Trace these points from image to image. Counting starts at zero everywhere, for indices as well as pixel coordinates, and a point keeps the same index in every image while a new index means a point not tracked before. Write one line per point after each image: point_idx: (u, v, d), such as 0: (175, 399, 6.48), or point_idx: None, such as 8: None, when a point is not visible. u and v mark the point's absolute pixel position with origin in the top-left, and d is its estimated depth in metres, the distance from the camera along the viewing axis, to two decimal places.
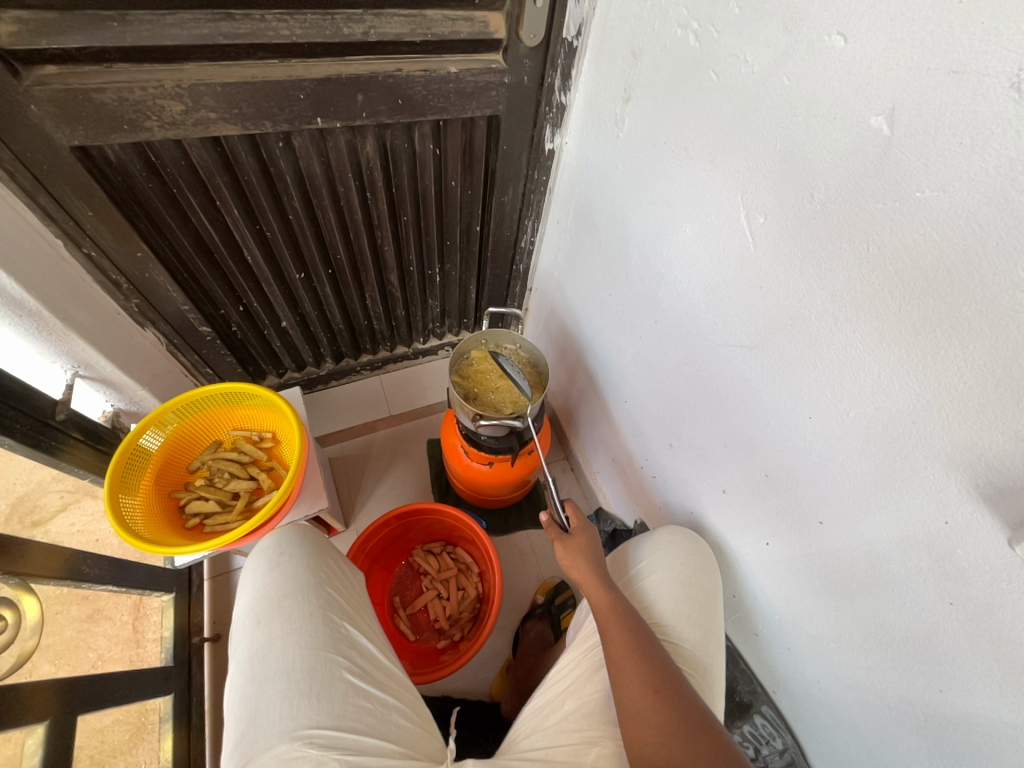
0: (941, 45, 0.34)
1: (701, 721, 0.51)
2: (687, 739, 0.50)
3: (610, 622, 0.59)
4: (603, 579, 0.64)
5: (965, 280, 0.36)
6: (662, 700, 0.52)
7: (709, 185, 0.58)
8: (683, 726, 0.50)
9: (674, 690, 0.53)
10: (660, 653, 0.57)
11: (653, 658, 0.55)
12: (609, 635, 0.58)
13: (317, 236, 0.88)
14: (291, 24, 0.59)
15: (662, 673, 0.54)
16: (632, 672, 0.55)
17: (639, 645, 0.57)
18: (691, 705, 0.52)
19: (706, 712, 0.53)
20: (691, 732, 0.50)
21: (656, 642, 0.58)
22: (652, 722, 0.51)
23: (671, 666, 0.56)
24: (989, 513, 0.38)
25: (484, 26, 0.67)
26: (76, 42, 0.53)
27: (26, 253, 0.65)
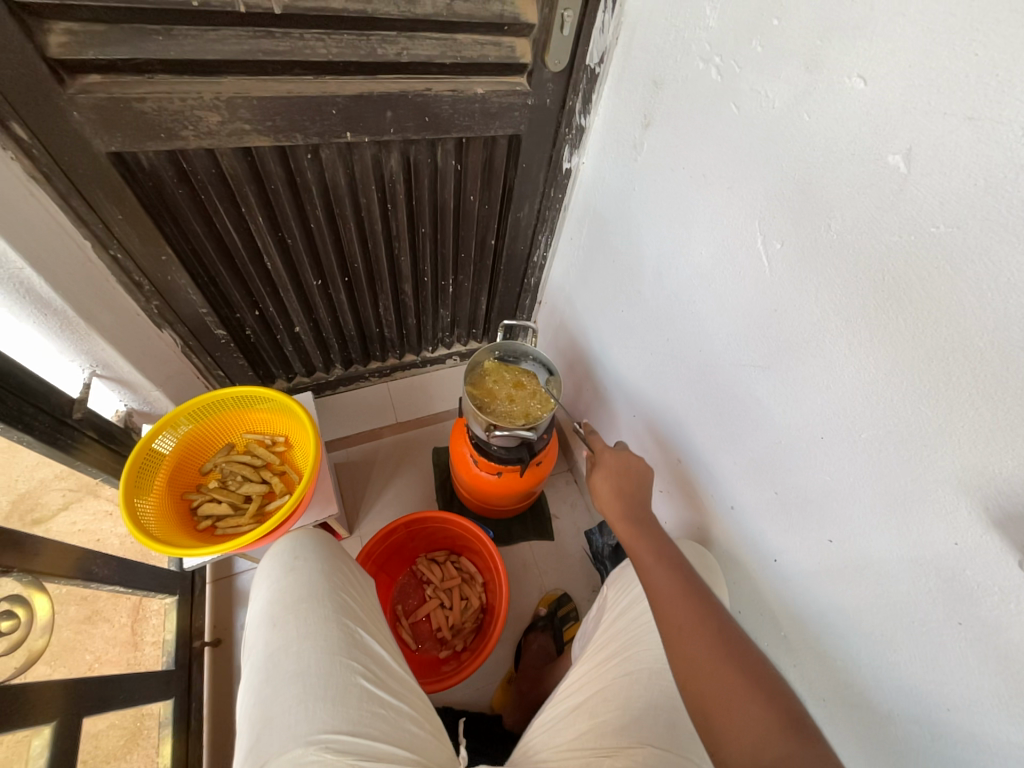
0: (957, 93, 0.36)
1: (731, 652, 0.52)
2: (713, 669, 0.51)
3: (641, 560, 0.64)
4: (638, 527, 0.68)
5: (977, 312, 0.38)
6: (687, 631, 0.54)
7: (726, 211, 0.60)
8: (710, 658, 0.52)
9: (701, 624, 0.55)
10: (692, 590, 0.59)
11: (681, 594, 0.58)
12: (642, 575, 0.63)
13: (336, 246, 0.89)
14: (328, 43, 0.62)
15: (689, 607, 0.57)
16: (660, 605, 0.58)
17: (668, 582, 0.60)
18: (721, 639, 0.53)
19: (745, 648, 0.53)
20: (718, 662, 0.52)
21: (690, 581, 0.60)
22: (679, 653, 0.54)
23: (706, 601, 0.58)
24: (998, 536, 0.40)
25: (511, 51, 0.70)
26: (122, 53, 0.55)
27: (55, 253, 0.66)
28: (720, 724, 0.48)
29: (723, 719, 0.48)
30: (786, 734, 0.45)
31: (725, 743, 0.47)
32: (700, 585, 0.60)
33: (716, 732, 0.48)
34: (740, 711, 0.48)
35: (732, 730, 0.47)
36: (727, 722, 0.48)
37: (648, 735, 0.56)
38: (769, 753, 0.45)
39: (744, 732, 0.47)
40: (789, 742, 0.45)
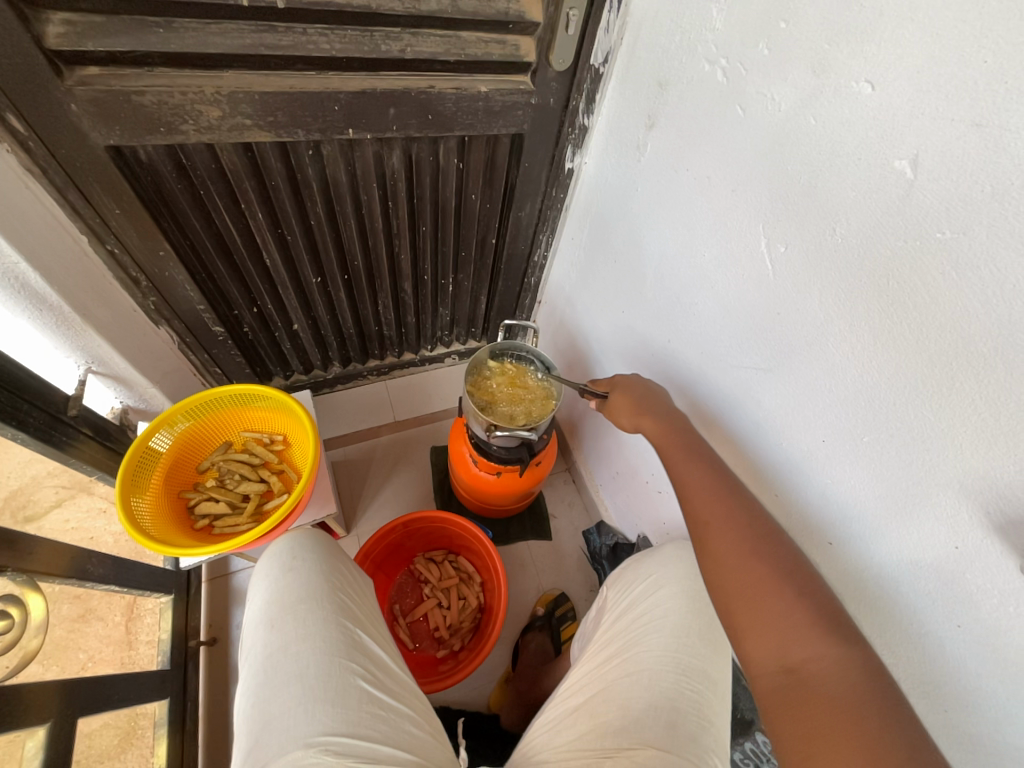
0: (965, 99, 0.36)
1: (763, 551, 0.53)
2: (741, 567, 0.53)
3: (674, 462, 0.64)
4: (670, 427, 0.67)
5: (982, 318, 0.38)
6: (716, 530, 0.56)
7: (729, 213, 0.60)
8: (738, 557, 0.54)
9: (733, 524, 0.56)
10: (726, 491, 0.59)
11: (713, 495, 0.59)
12: (674, 478, 0.64)
13: (336, 243, 0.88)
14: (331, 38, 0.61)
15: (721, 508, 0.58)
16: (692, 507, 0.60)
17: (701, 484, 0.61)
18: (751, 540, 0.54)
19: (779, 546, 0.54)
20: (746, 560, 0.53)
21: (727, 481, 0.60)
22: (706, 549, 0.57)
23: (741, 502, 0.58)
24: (998, 540, 0.40)
25: (515, 49, 0.70)
26: (121, 45, 0.55)
27: (51, 248, 0.65)
28: (741, 609, 0.52)
29: (746, 612, 0.51)
30: (812, 626, 0.48)
31: (747, 633, 0.51)
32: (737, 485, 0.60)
33: (740, 622, 0.52)
34: (766, 607, 0.50)
35: (756, 622, 0.51)
36: (751, 615, 0.51)
37: (650, 734, 0.55)
38: (790, 644, 0.48)
39: (767, 624, 0.50)
40: (815, 634, 0.47)
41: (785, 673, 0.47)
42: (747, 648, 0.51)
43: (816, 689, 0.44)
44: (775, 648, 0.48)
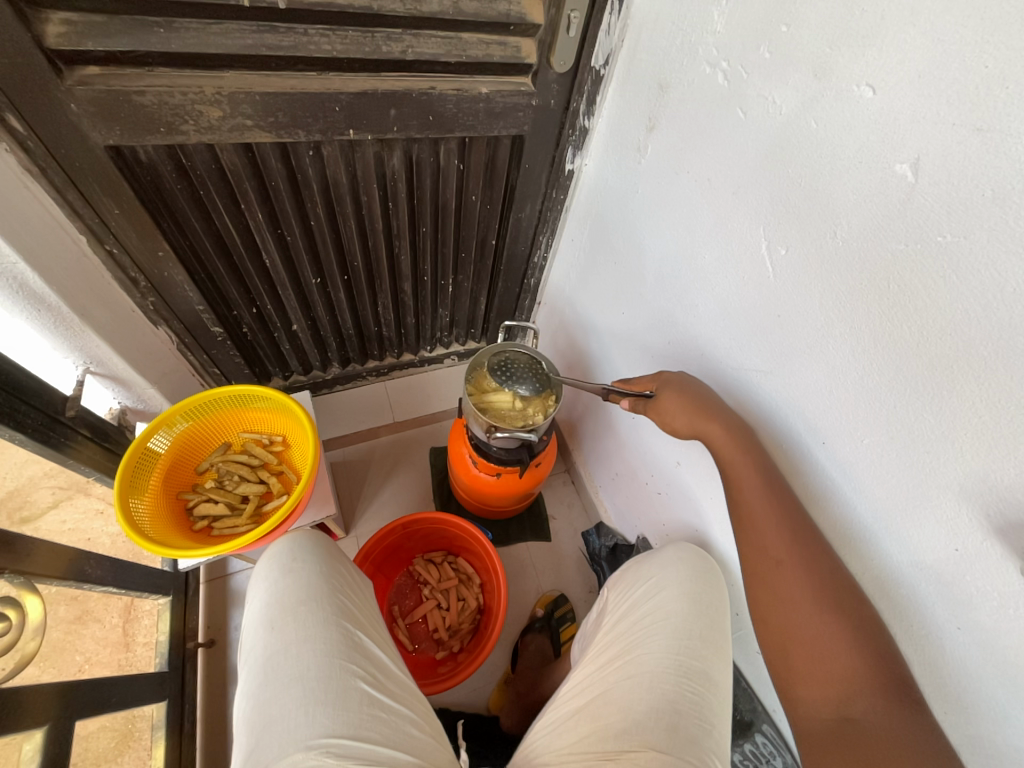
0: (966, 104, 0.36)
1: (834, 599, 0.52)
2: (809, 614, 0.52)
3: (740, 485, 0.59)
4: (738, 442, 0.60)
5: (983, 321, 0.38)
6: (786, 573, 0.54)
7: (729, 216, 0.60)
8: (807, 606, 0.52)
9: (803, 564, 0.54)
10: (798, 526, 0.55)
11: (785, 531, 0.55)
12: (737, 505, 0.59)
13: (336, 243, 0.88)
14: (332, 39, 0.61)
15: (795, 547, 0.54)
16: (758, 543, 0.57)
17: (771, 516, 0.56)
18: (822, 587, 0.52)
19: (850, 594, 0.52)
20: (816, 609, 0.52)
21: (797, 510, 0.56)
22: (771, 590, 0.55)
23: (814, 540, 0.54)
24: (998, 543, 0.40)
25: (516, 51, 0.70)
26: (122, 45, 0.54)
27: (50, 248, 0.64)
28: (801, 658, 0.53)
29: (805, 657, 0.52)
30: (874, 683, 0.48)
31: (804, 676, 0.52)
32: (806, 515, 0.56)
33: (799, 666, 0.53)
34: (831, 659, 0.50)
35: (815, 670, 0.51)
36: (813, 662, 0.52)
37: (651, 737, 0.55)
38: (851, 697, 0.48)
39: (827, 672, 0.50)
40: (876, 691, 0.47)
41: (840, 721, 0.48)
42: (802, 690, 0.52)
43: (872, 744, 0.46)
44: (834, 697, 0.50)
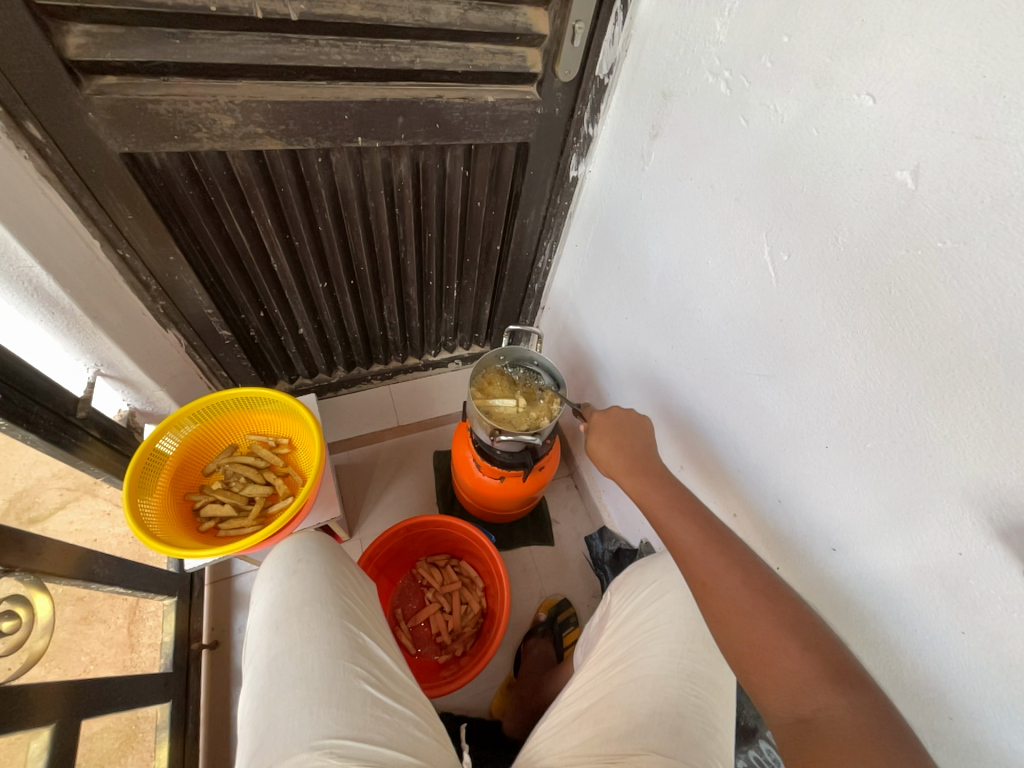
0: (965, 112, 0.37)
1: (762, 601, 0.53)
2: (743, 617, 0.53)
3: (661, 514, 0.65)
4: (652, 482, 0.68)
5: (983, 325, 0.39)
6: (713, 581, 0.56)
7: (732, 222, 0.61)
8: (739, 608, 0.54)
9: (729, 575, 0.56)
10: (716, 542, 0.59)
11: (706, 546, 0.59)
12: (666, 530, 0.63)
13: (343, 248, 0.89)
14: (343, 50, 0.62)
15: (718, 559, 0.58)
16: (687, 561, 0.59)
17: (691, 536, 0.61)
18: (750, 590, 0.54)
19: (776, 597, 0.54)
20: (747, 612, 0.53)
21: (716, 533, 0.60)
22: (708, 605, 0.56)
23: (733, 552, 0.58)
24: (1001, 546, 0.40)
25: (522, 60, 0.71)
26: (139, 55, 0.56)
27: (64, 252, 0.66)
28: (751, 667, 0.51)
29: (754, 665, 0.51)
30: (821, 677, 0.47)
31: (758, 681, 0.50)
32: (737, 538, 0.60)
33: (750, 673, 0.51)
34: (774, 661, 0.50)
35: (764, 672, 0.50)
36: (759, 665, 0.51)
37: (654, 740, 0.55)
38: (802, 695, 0.47)
39: (776, 671, 0.49)
40: (822, 684, 0.47)
41: (799, 724, 0.46)
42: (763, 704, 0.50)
43: (830, 739, 0.43)
44: (788, 698, 0.48)
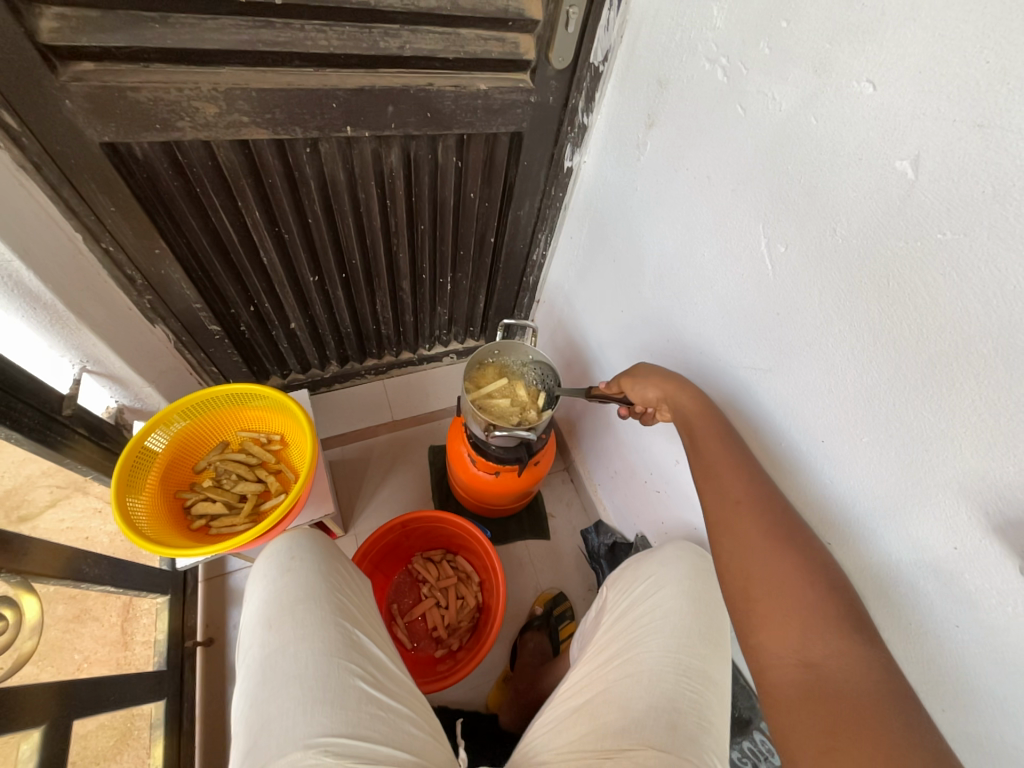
0: (967, 99, 0.36)
1: (788, 538, 0.53)
2: (765, 553, 0.53)
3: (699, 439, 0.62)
4: (691, 408, 0.65)
5: (982, 318, 0.38)
6: (744, 512, 0.55)
7: (729, 213, 0.60)
8: (765, 544, 0.53)
9: (761, 513, 0.55)
10: (748, 473, 0.58)
11: (742, 476, 0.57)
12: (699, 459, 0.62)
13: (333, 240, 0.87)
14: (329, 35, 0.60)
15: (751, 491, 0.57)
16: (719, 494, 0.58)
17: (726, 466, 0.59)
18: (777, 533, 0.53)
19: (802, 535, 0.53)
20: (772, 548, 0.52)
21: (750, 462, 0.59)
22: (734, 542, 0.55)
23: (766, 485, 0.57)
24: (997, 540, 0.40)
25: (515, 47, 0.69)
26: (117, 40, 0.54)
27: (45, 245, 0.64)
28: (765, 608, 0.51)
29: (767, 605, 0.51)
30: (833, 627, 0.47)
31: (766, 623, 0.50)
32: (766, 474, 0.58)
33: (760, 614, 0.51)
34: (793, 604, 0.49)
35: (777, 614, 0.50)
36: (770, 608, 0.50)
37: (651, 736, 0.55)
38: (811, 641, 0.47)
39: (789, 613, 0.49)
40: (835, 632, 0.47)
41: (803, 669, 0.47)
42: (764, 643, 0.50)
43: (835, 690, 0.44)
44: (794, 643, 0.48)
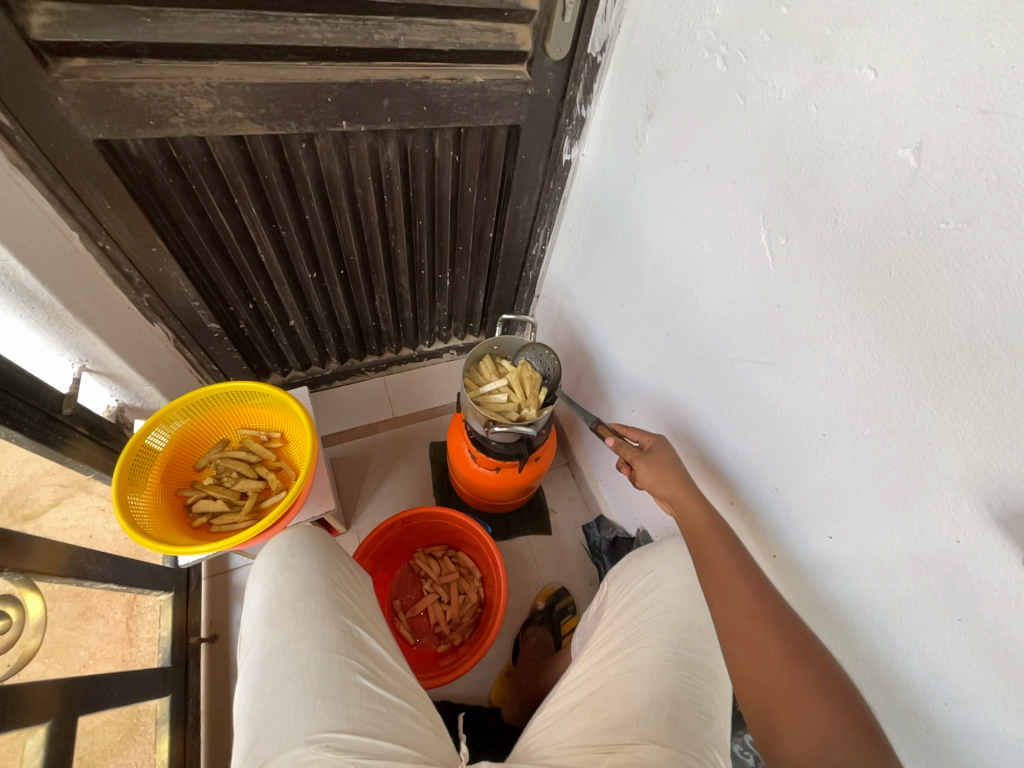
0: (971, 85, 0.35)
1: (801, 652, 0.53)
2: (778, 659, 0.53)
3: (704, 542, 0.63)
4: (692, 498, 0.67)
5: (986, 309, 0.37)
6: (757, 622, 0.56)
7: (729, 205, 0.59)
8: (780, 653, 0.53)
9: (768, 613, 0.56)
10: (756, 583, 0.59)
11: (752, 587, 0.58)
12: (705, 561, 0.62)
13: (331, 237, 0.87)
14: (323, 27, 0.60)
15: (762, 601, 0.57)
16: (726, 589, 0.59)
17: (731, 571, 0.60)
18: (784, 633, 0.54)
19: (810, 642, 0.54)
20: (788, 658, 0.53)
21: (756, 570, 0.60)
22: (745, 640, 0.55)
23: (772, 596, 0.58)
24: (1000, 534, 0.40)
25: (511, 38, 0.69)
26: (108, 36, 0.54)
27: (42, 245, 0.64)
28: (781, 710, 0.51)
29: (782, 708, 0.51)
30: (849, 735, 0.47)
31: (786, 734, 0.49)
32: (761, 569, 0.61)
33: (779, 719, 0.51)
34: (808, 708, 0.49)
35: (795, 719, 0.50)
36: (791, 715, 0.50)
37: (651, 730, 0.55)
38: (829, 750, 0.47)
39: (806, 722, 0.49)
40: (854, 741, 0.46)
41: None
42: (784, 752, 0.49)
43: None
44: (812, 751, 0.47)
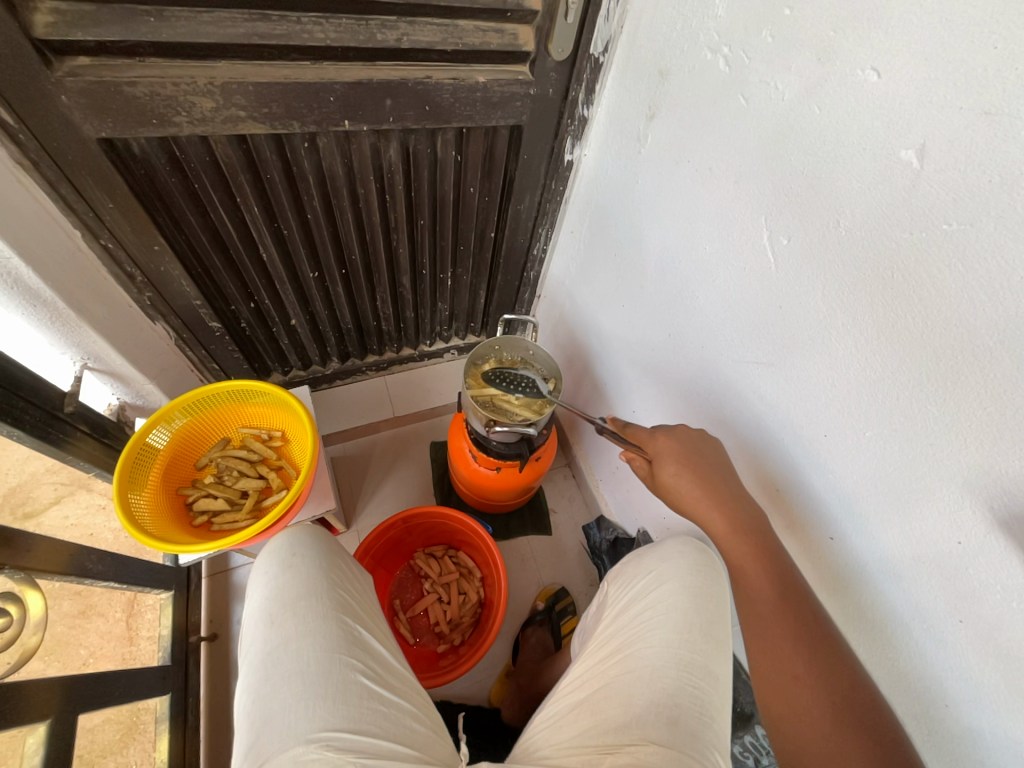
0: (975, 86, 0.35)
1: (848, 714, 0.50)
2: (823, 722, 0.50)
3: (752, 586, 0.58)
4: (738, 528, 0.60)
5: (988, 310, 0.37)
6: (804, 684, 0.52)
7: (731, 206, 0.59)
8: (825, 716, 0.51)
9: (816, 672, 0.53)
10: (805, 637, 0.54)
11: (800, 647, 0.54)
12: (751, 609, 0.58)
13: (333, 236, 0.87)
14: (326, 27, 0.60)
15: (810, 659, 0.53)
16: (771, 644, 0.55)
17: (780, 625, 0.55)
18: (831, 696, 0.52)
19: (858, 698, 0.51)
20: (833, 720, 0.50)
21: (810, 617, 0.55)
22: (789, 698, 0.53)
23: (827, 650, 0.54)
24: (1002, 536, 0.40)
25: (514, 39, 0.69)
26: (111, 34, 0.54)
27: (45, 244, 0.64)
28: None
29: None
30: None
31: None
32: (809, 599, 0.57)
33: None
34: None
35: None
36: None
37: (651, 731, 0.55)
38: None
39: None
40: None
41: None
42: None
43: None
44: None
